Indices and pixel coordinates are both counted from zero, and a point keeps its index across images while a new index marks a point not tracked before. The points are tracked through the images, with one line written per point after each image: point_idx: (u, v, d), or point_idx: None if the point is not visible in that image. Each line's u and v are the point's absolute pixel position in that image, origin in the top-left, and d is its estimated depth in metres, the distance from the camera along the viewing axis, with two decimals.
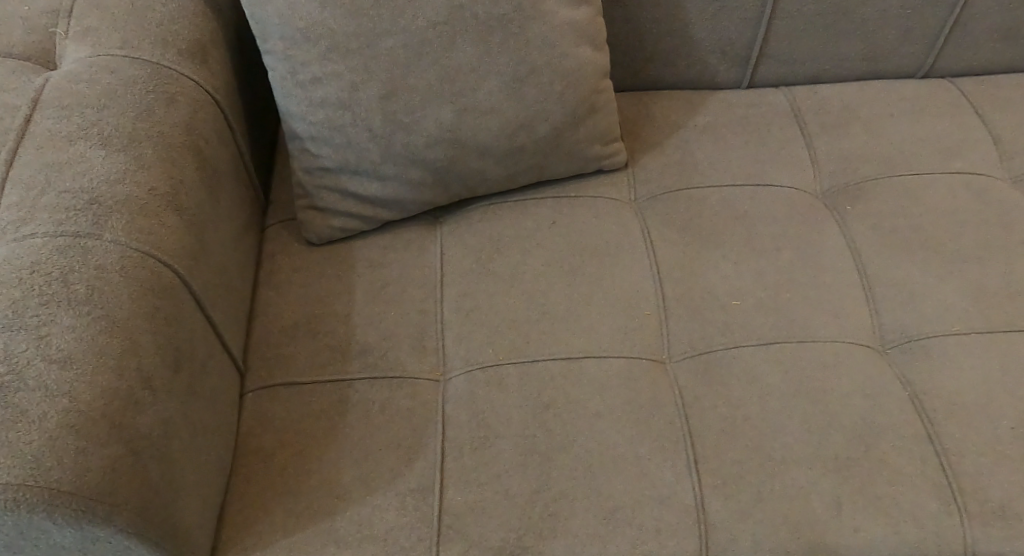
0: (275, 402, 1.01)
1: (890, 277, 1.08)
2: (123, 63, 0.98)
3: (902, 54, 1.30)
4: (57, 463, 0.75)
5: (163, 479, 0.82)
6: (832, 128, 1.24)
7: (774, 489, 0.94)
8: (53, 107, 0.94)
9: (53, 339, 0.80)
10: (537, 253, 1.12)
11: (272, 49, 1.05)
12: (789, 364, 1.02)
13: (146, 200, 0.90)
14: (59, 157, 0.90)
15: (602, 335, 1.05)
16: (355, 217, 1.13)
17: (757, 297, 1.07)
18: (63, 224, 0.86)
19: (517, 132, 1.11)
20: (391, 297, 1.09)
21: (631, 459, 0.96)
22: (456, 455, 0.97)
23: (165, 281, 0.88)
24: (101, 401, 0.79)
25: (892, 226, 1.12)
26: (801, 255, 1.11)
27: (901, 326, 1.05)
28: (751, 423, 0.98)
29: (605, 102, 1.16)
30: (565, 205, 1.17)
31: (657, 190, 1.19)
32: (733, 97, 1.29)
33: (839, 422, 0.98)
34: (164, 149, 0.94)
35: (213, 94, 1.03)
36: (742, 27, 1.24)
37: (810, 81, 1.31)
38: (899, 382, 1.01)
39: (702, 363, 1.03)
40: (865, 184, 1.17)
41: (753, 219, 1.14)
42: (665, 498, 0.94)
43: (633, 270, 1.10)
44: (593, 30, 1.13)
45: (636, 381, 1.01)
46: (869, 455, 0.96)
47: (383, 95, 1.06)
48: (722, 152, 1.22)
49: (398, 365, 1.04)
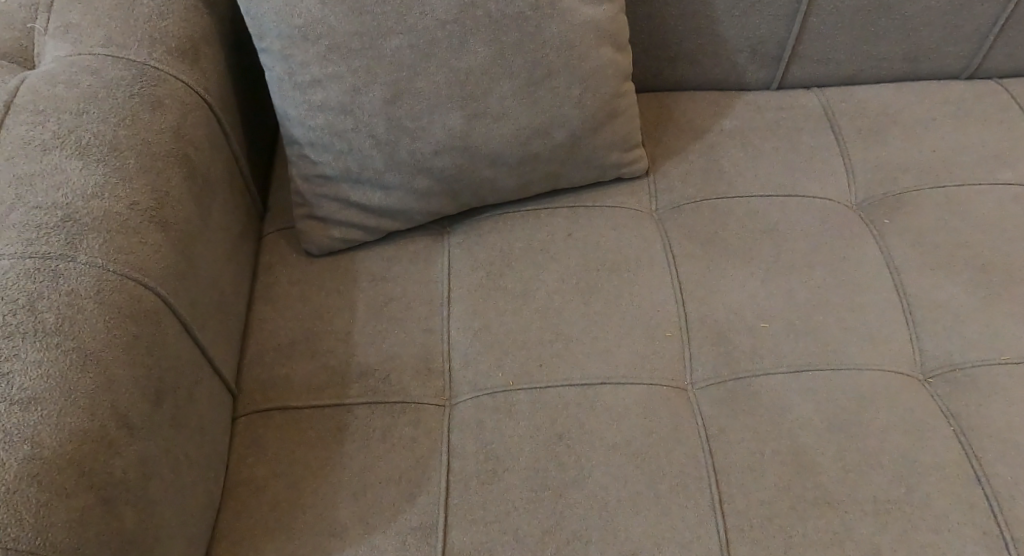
0: (269, 428, 0.94)
1: (933, 299, 1.00)
2: (105, 62, 0.91)
3: (946, 55, 1.21)
4: (14, 521, 0.70)
5: (139, 527, 0.77)
6: (869, 134, 1.16)
7: (807, 534, 0.87)
8: (27, 111, 0.87)
9: (15, 379, 0.74)
10: (552, 267, 1.04)
11: (268, 47, 0.97)
12: (821, 394, 0.94)
13: (126, 217, 0.84)
14: (31, 168, 0.83)
15: (621, 359, 0.97)
16: (357, 227, 1.05)
17: (787, 319, 0.99)
18: (31, 244, 0.80)
19: (531, 138, 1.03)
20: (395, 314, 1.01)
21: (651, 498, 0.89)
22: (461, 490, 0.90)
23: (146, 306, 0.82)
24: (68, 446, 0.74)
25: (934, 242, 1.04)
26: (835, 274, 1.03)
27: (944, 353, 0.97)
28: (781, 461, 0.90)
29: (625, 106, 1.08)
30: (582, 215, 1.09)
31: (680, 200, 1.11)
32: (762, 99, 1.21)
33: (876, 461, 0.90)
34: (149, 159, 0.87)
35: (204, 96, 0.96)
36: (775, 25, 1.16)
37: (844, 82, 1.23)
38: (944, 416, 0.93)
39: (728, 390, 0.95)
40: (904, 196, 1.09)
41: (782, 233, 1.06)
42: (686, 543, 0.87)
43: (653, 287, 1.02)
44: (615, 28, 1.05)
45: (656, 410, 0.94)
46: (912, 497, 0.88)
47: (388, 100, 0.98)
48: (751, 159, 1.14)
49: (401, 389, 0.96)
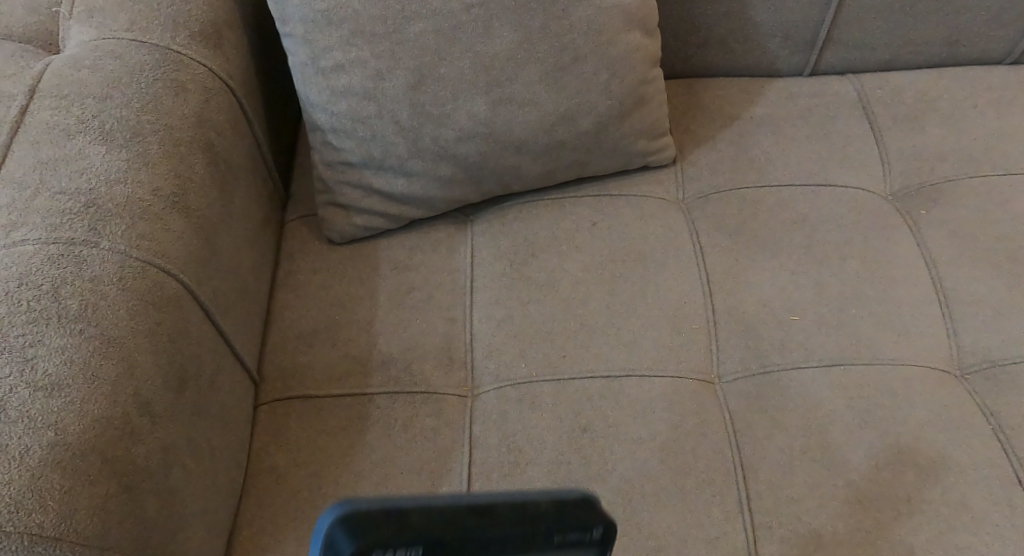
0: (290, 417, 0.93)
1: (971, 293, 0.97)
2: (129, 47, 0.90)
3: (988, 39, 1.18)
4: (38, 507, 0.69)
5: (160, 516, 0.76)
6: (906, 122, 1.13)
7: (839, 534, 0.84)
8: (52, 96, 0.86)
9: (39, 364, 0.73)
10: (577, 257, 1.02)
11: (292, 32, 0.96)
12: (853, 390, 0.92)
13: (149, 203, 0.83)
14: (55, 153, 0.83)
15: (646, 351, 0.95)
16: (380, 215, 1.04)
17: (818, 312, 0.97)
18: (55, 230, 0.79)
19: (557, 125, 1.01)
20: (417, 303, 1.00)
21: (677, 493, 0.87)
22: (483, 482, 0.88)
23: (169, 293, 0.81)
24: (91, 433, 0.73)
25: (972, 235, 1.01)
26: (868, 266, 1.00)
27: (982, 348, 0.94)
28: (812, 458, 0.88)
29: (653, 93, 1.06)
30: (608, 204, 1.07)
31: (709, 188, 1.09)
32: (794, 86, 1.18)
33: (910, 459, 0.88)
34: (172, 144, 0.86)
35: (227, 81, 0.95)
36: (808, 9, 1.13)
37: (879, 68, 1.20)
38: (983, 414, 0.90)
39: (756, 384, 0.93)
40: (942, 187, 1.06)
41: (814, 224, 1.04)
42: (713, 540, 0.85)
43: (680, 278, 1.00)
44: (644, 12, 1.03)
45: (682, 404, 0.92)
46: (947, 498, 0.86)
47: (412, 85, 0.96)
48: (782, 147, 1.11)
49: (423, 378, 0.95)
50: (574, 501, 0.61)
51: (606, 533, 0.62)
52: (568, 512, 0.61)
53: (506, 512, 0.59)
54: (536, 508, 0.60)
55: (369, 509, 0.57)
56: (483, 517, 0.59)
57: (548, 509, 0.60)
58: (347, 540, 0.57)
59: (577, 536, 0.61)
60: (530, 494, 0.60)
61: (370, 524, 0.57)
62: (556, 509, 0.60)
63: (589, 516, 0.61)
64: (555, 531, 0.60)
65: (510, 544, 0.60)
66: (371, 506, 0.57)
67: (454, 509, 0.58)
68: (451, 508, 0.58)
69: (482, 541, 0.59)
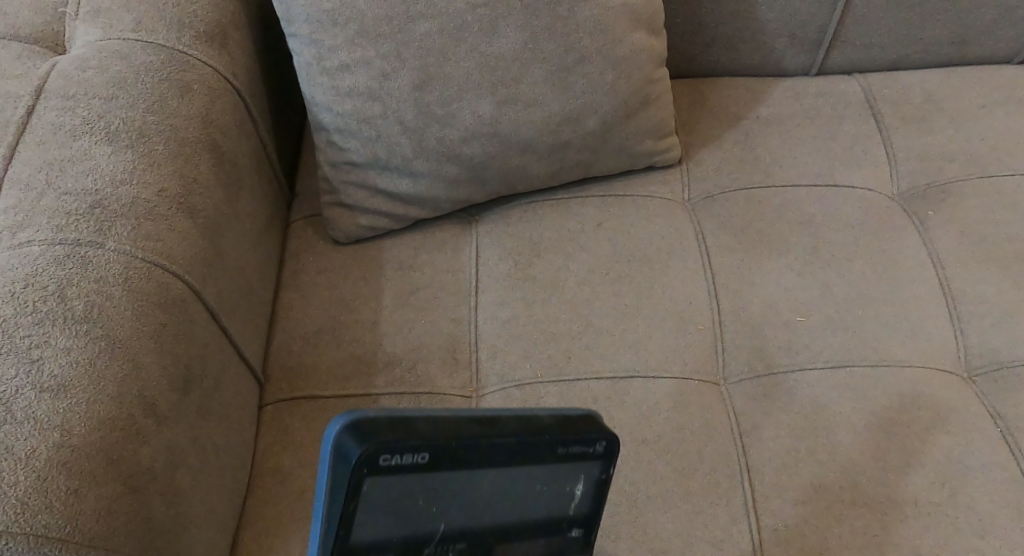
0: (295, 418, 0.93)
1: (978, 294, 0.97)
2: (134, 48, 0.90)
3: (996, 39, 1.17)
4: (45, 508, 0.68)
5: (166, 517, 0.76)
6: (913, 122, 1.12)
7: (846, 536, 0.84)
8: (58, 97, 0.86)
9: (45, 365, 0.73)
10: (582, 257, 1.02)
11: (297, 32, 0.95)
12: (860, 391, 0.91)
13: (154, 204, 0.83)
14: (61, 154, 0.83)
15: (652, 352, 0.95)
16: (385, 216, 1.04)
17: (825, 313, 0.97)
18: (61, 230, 0.79)
19: (562, 125, 1.01)
20: (422, 303, 1.00)
21: (683, 495, 0.87)
22: None
23: (174, 294, 0.81)
24: (97, 433, 0.72)
25: (979, 235, 1.01)
26: (875, 267, 1.00)
27: (990, 350, 0.94)
28: (818, 460, 0.88)
29: (659, 93, 1.06)
30: (613, 204, 1.07)
31: (715, 189, 1.08)
32: (800, 85, 1.18)
33: (917, 462, 0.87)
34: (177, 145, 0.86)
35: (232, 81, 0.95)
36: (815, 8, 1.13)
37: (886, 68, 1.20)
38: (991, 416, 0.90)
39: (762, 385, 0.93)
40: (949, 187, 1.06)
41: (821, 224, 1.03)
42: (718, 542, 0.85)
43: (686, 279, 1.00)
44: (650, 12, 1.02)
45: (688, 405, 0.91)
46: (954, 500, 0.85)
47: (418, 86, 0.96)
48: (789, 148, 1.11)
49: (427, 379, 0.95)
50: (576, 418, 0.69)
51: (608, 448, 0.70)
52: (570, 426, 0.68)
53: (510, 423, 0.67)
54: (540, 422, 0.68)
55: (377, 417, 0.64)
56: (487, 427, 0.66)
57: (551, 423, 0.68)
58: (355, 445, 0.63)
59: (578, 449, 0.69)
60: (534, 412, 0.68)
61: (378, 430, 0.64)
62: (559, 423, 0.68)
63: (587, 430, 0.69)
64: (556, 443, 0.68)
65: (513, 453, 0.67)
66: (377, 415, 0.64)
67: (461, 420, 0.66)
68: (455, 420, 0.66)
69: (487, 450, 0.66)
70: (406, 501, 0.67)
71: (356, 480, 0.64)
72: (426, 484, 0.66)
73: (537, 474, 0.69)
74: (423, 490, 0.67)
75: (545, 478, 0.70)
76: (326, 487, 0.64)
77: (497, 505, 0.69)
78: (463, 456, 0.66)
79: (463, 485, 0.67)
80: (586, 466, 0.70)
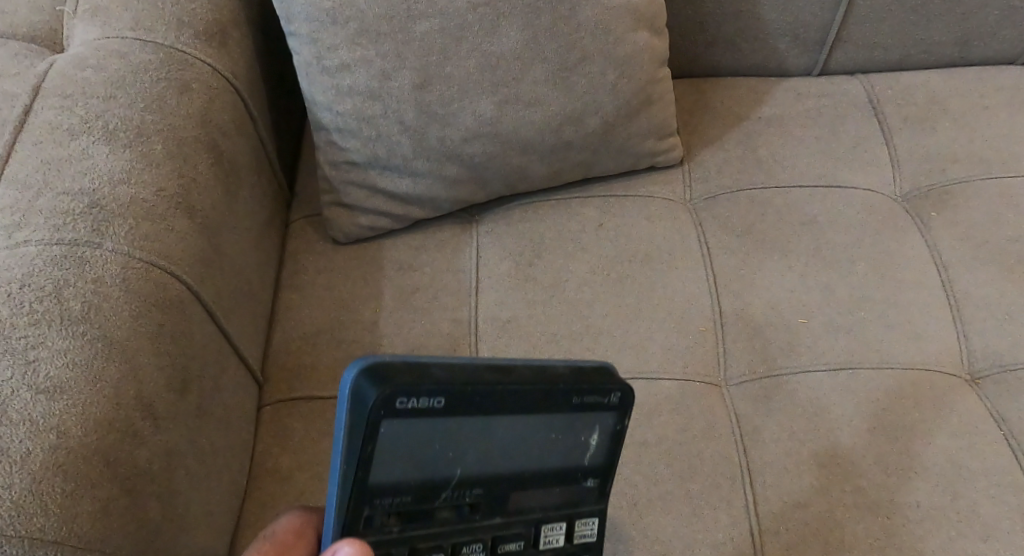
0: (294, 418, 0.93)
1: (981, 296, 0.96)
2: (133, 46, 0.90)
3: (999, 39, 1.16)
4: (40, 510, 0.68)
5: (162, 519, 0.76)
6: (916, 123, 1.12)
7: (848, 539, 0.83)
8: (56, 96, 0.86)
9: (41, 367, 0.72)
10: (583, 257, 1.01)
11: (297, 30, 0.95)
12: (862, 394, 0.91)
13: (152, 204, 0.82)
14: (58, 153, 0.82)
15: (652, 353, 0.94)
16: (385, 215, 1.03)
17: (827, 315, 0.96)
18: (58, 230, 0.78)
19: (563, 125, 1.00)
20: (422, 303, 0.99)
21: (684, 497, 0.86)
22: None
23: (172, 294, 0.81)
24: (93, 435, 0.72)
25: (983, 237, 1.00)
26: (878, 268, 0.99)
27: (993, 352, 0.93)
28: (820, 463, 0.87)
29: (661, 93, 1.05)
30: (614, 204, 1.06)
31: (717, 189, 1.08)
32: (803, 86, 1.17)
33: (919, 465, 0.87)
34: (176, 144, 0.86)
35: (232, 80, 0.94)
36: (818, 8, 1.12)
37: (889, 68, 1.19)
38: (994, 419, 0.89)
39: (764, 387, 0.92)
40: (952, 188, 1.05)
41: (823, 226, 1.03)
42: (719, 544, 0.84)
43: (687, 280, 0.99)
44: (652, 12, 1.02)
45: (689, 407, 0.91)
46: (957, 504, 0.85)
47: (418, 85, 0.95)
48: (791, 148, 1.10)
49: None
50: (591, 368, 0.70)
51: (623, 399, 0.71)
52: (585, 375, 0.70)
53: (527, 371, 0.68)
54: (555, 371, 0.69)
55: (392, 362, 0.64)
56: (505, 375, 0.67)
57: (566, 372, 0.69)
58: (373, 388, 0.63)
59: (593, 398, 0.70)
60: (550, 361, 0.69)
61: (394, 374, 0.64)
62: (574, 372, 0.69)
63: (604, 380, 0.70)
64: (572, 391, 0.69)
65: (530, 400, 0.68)
66: (395, 360, 0.64)
67: (478, 367, 0.66)
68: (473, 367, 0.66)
69: (504, 397, 0.67)
70: (423, 446, 0.67)
71: (372, 423, 0.64)
72: (441, 431, 0.67)
73: (554, 423, 0.70)
74: (440, 434, 0.67)
75: (561, 427, 0.71)
76: (343, 430, 0.64)
77: (513, 453, 0.70)
78: (479, 402, 0.67)
79: (480, 431, 0.68)
80: (602, 415, 0.72)
